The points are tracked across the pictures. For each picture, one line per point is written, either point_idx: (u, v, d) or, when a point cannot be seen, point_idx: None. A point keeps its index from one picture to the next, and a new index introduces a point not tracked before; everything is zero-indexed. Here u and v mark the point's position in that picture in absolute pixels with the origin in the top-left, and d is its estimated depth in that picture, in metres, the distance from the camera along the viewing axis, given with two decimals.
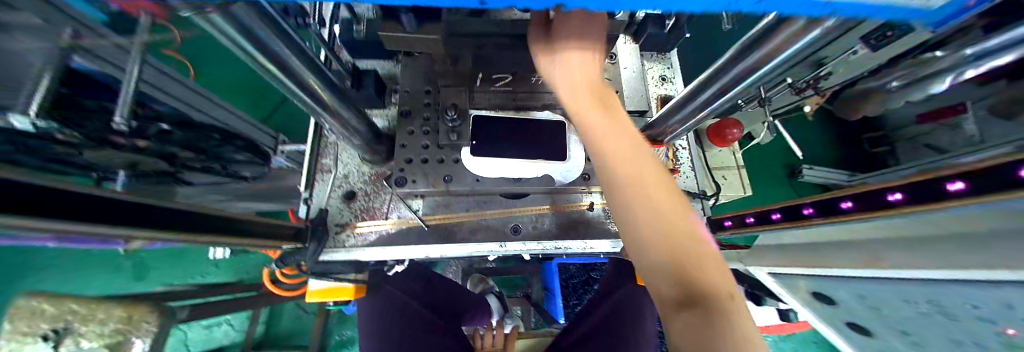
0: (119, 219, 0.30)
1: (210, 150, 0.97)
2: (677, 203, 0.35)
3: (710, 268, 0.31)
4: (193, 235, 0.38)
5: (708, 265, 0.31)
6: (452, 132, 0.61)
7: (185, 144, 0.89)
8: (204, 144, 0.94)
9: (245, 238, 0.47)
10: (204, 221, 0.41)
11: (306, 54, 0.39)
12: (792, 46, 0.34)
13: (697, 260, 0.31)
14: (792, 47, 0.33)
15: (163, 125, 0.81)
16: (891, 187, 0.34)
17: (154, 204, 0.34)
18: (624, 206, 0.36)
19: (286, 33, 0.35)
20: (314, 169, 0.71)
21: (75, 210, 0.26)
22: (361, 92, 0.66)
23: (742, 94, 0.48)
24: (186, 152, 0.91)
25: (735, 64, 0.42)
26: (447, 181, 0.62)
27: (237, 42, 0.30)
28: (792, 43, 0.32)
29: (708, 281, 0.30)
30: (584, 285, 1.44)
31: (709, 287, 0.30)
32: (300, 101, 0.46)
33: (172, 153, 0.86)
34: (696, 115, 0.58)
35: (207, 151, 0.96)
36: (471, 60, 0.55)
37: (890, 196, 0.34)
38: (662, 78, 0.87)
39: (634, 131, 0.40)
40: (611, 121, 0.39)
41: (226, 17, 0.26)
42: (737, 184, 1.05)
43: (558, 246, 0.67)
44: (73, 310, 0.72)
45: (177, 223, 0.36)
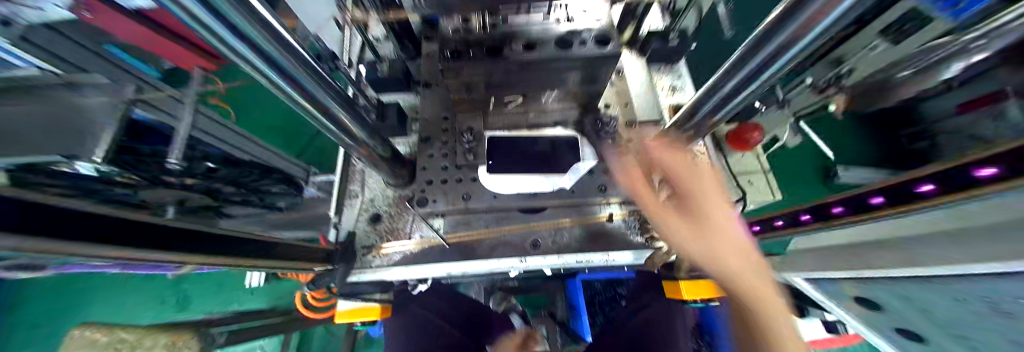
0: (175, 244, 0.35)
1: (250, 184, 1.05)
2: (738, 251, 0.51)
3: (769, 301, 0.47)
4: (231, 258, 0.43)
5: (766, 297, 0.47)
6: (469, 152, 0.65)
7: (230, 180, 0.99)
8: (246, 179, 1.03)
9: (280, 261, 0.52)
10: (246, 246, 0.46)
11: (335, 91, 0.44)
12: (793, 50, 0.35)
13: (763, 295, 0.47)
14: (794, 48, 0.35)
15: (209, 164, 0.94)
16: None
17: (207, 232, 0.39)
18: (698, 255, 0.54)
19: (319, 75, 0.40)
20: (343, 195, 0.76)
21: (143, 239, 0.31)
22: (385, 121, 0.72)
23: (753, 96, 0.49)
24: (230, 187, 0.97)
25: (744, 67, 0.43)
26: (465, 199, 0.64)
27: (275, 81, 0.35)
28: (789, 43, 0.34)
29: (762, 306, 0.46)
30: (612, 302, 1.41)
31: (759, 307, 0.46)
32: (331, 133, 0.52)
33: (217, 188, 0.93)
34: (706, 122, 0.59)
35: (248, 185, 1.04)
36: (484, 86, 0.59)
37: None
38: (672, 87, 0.87)
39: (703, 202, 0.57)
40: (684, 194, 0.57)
41: (262, 58, 0.31)
42: (765, 188, 1.00)
43: (579, 259, 0.67)
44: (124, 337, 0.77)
45: (222, 248, 0.42)
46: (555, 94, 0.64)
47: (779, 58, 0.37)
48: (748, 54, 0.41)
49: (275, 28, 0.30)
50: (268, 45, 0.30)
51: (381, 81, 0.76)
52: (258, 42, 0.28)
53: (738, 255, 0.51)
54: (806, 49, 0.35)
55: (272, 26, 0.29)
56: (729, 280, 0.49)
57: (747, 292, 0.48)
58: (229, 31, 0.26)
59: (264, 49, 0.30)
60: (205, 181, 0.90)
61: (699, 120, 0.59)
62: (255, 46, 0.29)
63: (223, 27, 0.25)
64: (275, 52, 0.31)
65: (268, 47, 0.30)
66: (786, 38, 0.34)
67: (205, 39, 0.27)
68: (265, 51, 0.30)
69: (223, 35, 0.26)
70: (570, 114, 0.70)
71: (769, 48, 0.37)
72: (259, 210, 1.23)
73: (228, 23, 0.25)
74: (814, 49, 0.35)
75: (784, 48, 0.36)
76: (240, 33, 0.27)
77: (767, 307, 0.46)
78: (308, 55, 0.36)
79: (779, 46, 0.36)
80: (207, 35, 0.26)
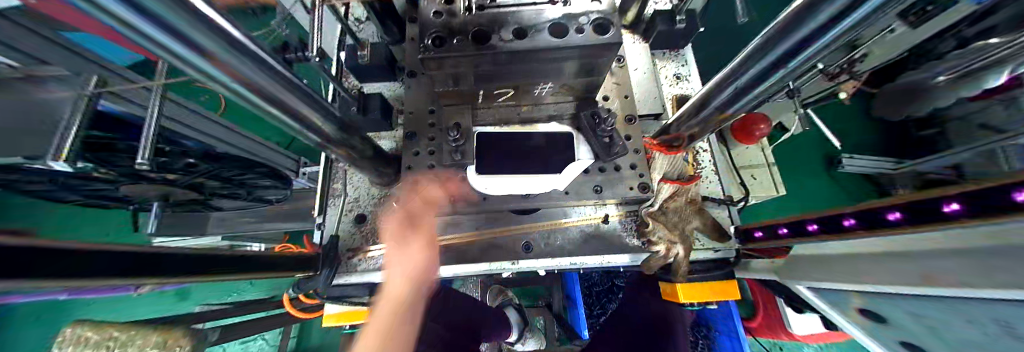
0: (135, 270, 0.30)
1: (234, 178, 0.97)
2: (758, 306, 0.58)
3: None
4: (197, 276, 0.38)
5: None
6: (456, 151, 0.59)
7: (212, 175, 0.90)
8: (228, 173, 0.94)
9: (253, 273, 0.48)
10: (216, 261, 0.42)
11: (306, 93, 0.40)
12: (831, 33, 0.30)
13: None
14: (834, 31, 0.30)
15: (190, 159, 0.85)
16: (947, 196, 0.30)
17: (173, 254, 0.35)
18: None
19: (285, 76, 0.36)
20: (325, 193, 0.72)
21: (98, 269, 0.27)
22: (367, 116, 0.67)
23: (771, 89, 0.44)
24: (212, 181, 0.92)
25: (763, 58, 0.38)
26: (453, 202, 0.61)
27: (231, 85, 0.31)
28: (827, 28, 0.29)
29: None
30: (608, 293, 1.42)
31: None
32: (304, 136, 0.47)
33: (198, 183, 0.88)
34: (716, 118, 0.54)
35: (230, 180, 0.96)
36: (472, 78, 0.54)
37: (947, 207, 0.30)
38: (678, 77, 0.80)
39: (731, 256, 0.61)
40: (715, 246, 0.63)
41: (213, 63, 0.27)
42: (769, 182, 0.95)
43: (572, 262, 0.64)
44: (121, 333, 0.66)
45: (190, 268, 0.37)
46: (550, 88, 0.59)
47: (813, 43, 0.32)
48: (768, 42, 0.36)
49: (228, 29, 0.26)
50: (220, 48, 0.26)
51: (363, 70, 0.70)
52: (205, 45, 0.25)
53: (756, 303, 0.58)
54: (848, 32, 0.30)
55: (224, 28, 0.25)
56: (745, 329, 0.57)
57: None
58: (166, 36, 0.22)
59: (214, 53, 0.26)
60: (186, 177, 0.83)
61: (707, 116, 0.54)
62: (202, 50, 0.25)
63: (158, 32, 0.21)
64: (228, 55, 0.27)
65: (218, 51, 0.26)
66: (823, 21, 0.29)
67: (138, 43, 0.23)
68: (214, 55, 0.26)
69: (162, 41, 0.22)
70: (566, 108, 0.65)
71: (800, 33, 0.32)
72: (251, 203, 1.21)
73: (165, 26, 0.21)
74: (856, 32, 0.30)
75: (820, 32, 0.30)
76: (176, 33, 0.23)
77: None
78: (269, 56, 0.32)
79: (814, 29, 0.30)
80: (139, 39, 0.22)
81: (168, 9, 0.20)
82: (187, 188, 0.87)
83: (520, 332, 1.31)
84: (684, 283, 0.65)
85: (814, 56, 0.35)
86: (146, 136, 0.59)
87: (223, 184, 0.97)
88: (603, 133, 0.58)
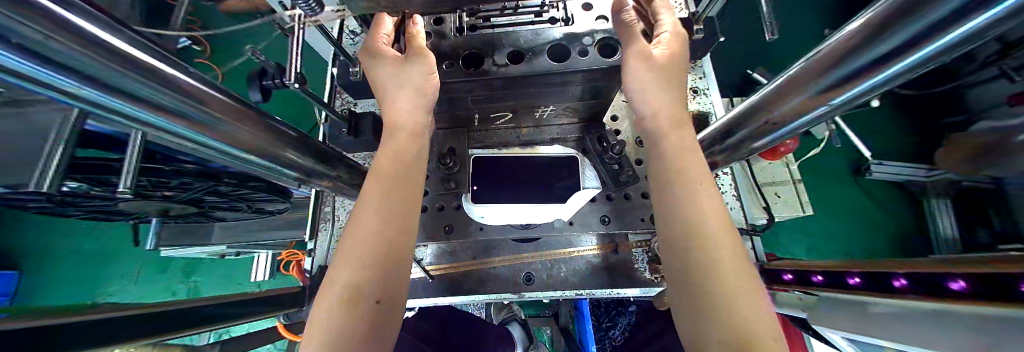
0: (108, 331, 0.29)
1: (233, 193, 0.91)
2: (711, 195, 0.36)
3: (734, 273, 0.31)
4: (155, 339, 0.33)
5: (739, 289, 0.31)
6: (451, 179, 0.56)
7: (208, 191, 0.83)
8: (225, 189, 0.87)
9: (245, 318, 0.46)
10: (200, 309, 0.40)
11: (277, 131, 0.38)
12: (905, 59, 0.25)
13: (728, 278, 0.31)
14: (906, 59, 0.25)
15: (183, 177, 0.79)
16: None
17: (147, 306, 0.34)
18: (685, 238, 0.34)
19: (249, 114, 0.34)
20: (317, 218, 0.69)
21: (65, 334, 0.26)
22: (360, 137, 0.63)
23: (815, 121, 0.38)
24: (211, 195, 0.87)
25: (808, 89, 0.33)
26: (448, 232, 0.56)
27: (165, 125, 0.28)
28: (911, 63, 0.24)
29: (736, 294, 0.30)
30: (618, 306, 1.35)
31: (738, 302, 0.30)
32: (282, 173, 0.45)
33: (200, 198, 0.86)
34: (744, 146, 0.48)
35: (229, 194, 0.89)
36: (467, 101, 0.50)
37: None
38: (694, 91, 0.74)
39: (700, 165, 0.38)
40: (674, 132, 0.40)
41: (132, 101, 0.24)
42: (794, 200, 0.88)
43: (577, 294, 0.60)
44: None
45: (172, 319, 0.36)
46: (553, 110, 0.56)
47: (882, 69, 0.27)
48: (818, 71, 0.31)
49: (153, 67, 0.24)
50: (141, 86, 0.23)
51: (356, 87, 0.66)
52: (118, 84, 0.22)
53: (703, 190, 0.36)
54: (926, 61, 0.25)
55: (143, 63, 0.23)
56: (672, 242, 0.35)
57: (707, 266, 0.32)
58: (59, 76, 0.19)
59: (132, 92, 0.23)
60: (184, 193, 0.81)
61: (733, 144, 0.48)
62: (115, 89, 0.22)
63: (52, 73, 0.19)
64: (154, 93, 0.24)
65: (137, 88, 0.23)
66: (904, 39, 0.24)
67: (32, 86, 0.21)
68: (133, 95, 0.23)
69: (54, 82, 0.20)
70: (570, 130, 0.62)
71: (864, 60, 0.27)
72: (253, 215, 1.16)
73: (54, 63, 0.19)
74: (939, 61, 0.25)
75: (889, 58, 0.26)
76: (80, 76, 0.20)
77: (730, 285, 0.31)
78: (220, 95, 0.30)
79: (888, 52, 0.25)
80: (33, 85, 0.20)
81: (55, 45, 0.18)
82: (187, 202, 0.85)
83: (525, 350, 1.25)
84: None
85: (873, 88, 0.30)
86: (130, 161, 0.56)
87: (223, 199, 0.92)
88: (611, 159, 0.56)
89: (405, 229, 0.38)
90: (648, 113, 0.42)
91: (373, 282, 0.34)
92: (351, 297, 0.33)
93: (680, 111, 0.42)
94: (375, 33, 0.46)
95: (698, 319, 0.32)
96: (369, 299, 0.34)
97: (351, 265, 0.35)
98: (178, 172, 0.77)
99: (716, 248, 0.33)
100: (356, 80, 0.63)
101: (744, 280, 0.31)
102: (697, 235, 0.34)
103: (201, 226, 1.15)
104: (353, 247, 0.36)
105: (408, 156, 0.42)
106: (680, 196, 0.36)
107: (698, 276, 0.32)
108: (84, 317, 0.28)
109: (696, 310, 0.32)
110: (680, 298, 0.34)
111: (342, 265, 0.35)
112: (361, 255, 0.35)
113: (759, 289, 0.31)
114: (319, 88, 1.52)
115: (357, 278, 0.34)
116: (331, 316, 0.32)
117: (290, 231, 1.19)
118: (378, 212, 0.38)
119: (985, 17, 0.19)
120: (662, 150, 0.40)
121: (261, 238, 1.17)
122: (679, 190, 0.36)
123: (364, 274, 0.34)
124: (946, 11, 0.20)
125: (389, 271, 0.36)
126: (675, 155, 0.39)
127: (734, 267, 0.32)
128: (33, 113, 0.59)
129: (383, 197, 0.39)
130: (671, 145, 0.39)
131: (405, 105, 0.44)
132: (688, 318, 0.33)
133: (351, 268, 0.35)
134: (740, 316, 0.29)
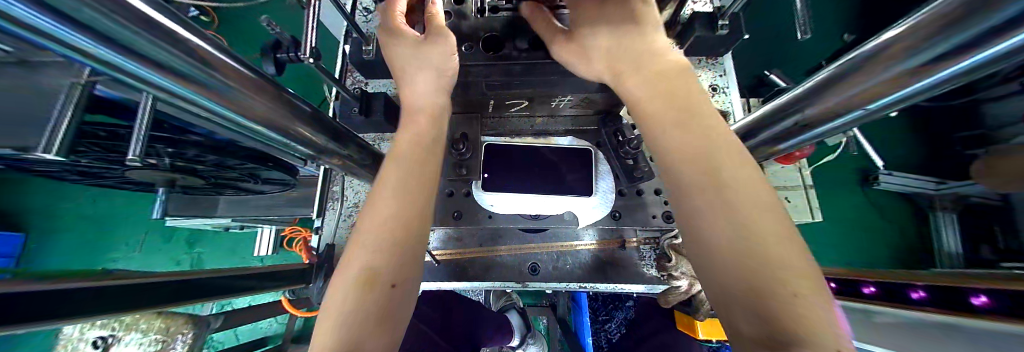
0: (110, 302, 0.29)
1: (225, 165, 0.86)
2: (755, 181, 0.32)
3: (778, 253, 0.28)
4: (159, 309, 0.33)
5: (798, 286, 0.26)
6: (462, 165, 0.56)
7: (197, 159, 0.81)
8: (217, 161, 0.84)
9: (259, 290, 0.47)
10: (213, 284, 0.40)
11: (289, 102, 0.37)
12: (942, 73, 0.24)
13: (771, 259, 0.28)
14: (937, 73, 0.24)
15: (162, 143, 0.74)
16: None
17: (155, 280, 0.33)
18: (718, 220, 0.31)
19: (264, 85, 0.34)
20: (324, 197, 0.69)
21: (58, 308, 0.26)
22: (371, 118, 0.62)
23: (842, 129, 0.37)
24: (198, 164, 0.84)
25: (841, 93, 0.31)
26: (456, 218, 0.56)
27: (183, 93, 0.28)
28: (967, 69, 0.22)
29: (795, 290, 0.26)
30: (616, 301, 1.37)
31: (786, 286, 0.26)
32: (294, 149, 0.44)
33: (185, 166, 0.83)
34: (765, 149, 0.47)
35: (220, 164, 0.85)
36: (483, 86, 0.49)
37: None
38: (713, 89, 0.71)
39: (732, 139, 0.35)
40: (695, 104, 0.37)
41: (150, 66, 0.23)
42: (803, 206, 0.87)
43: (580, 287, 0.60)
44: None
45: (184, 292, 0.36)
46: (569, 100, 0.54)
47: (922, 79, 0.25)
48: (852, 75, 0.30)
49: (171, 31, 0.23)
50: (159, 51, 0.23)
51: (368, 66, 0.64)
52: (132, 45, 0.21)
53: (746, 177, 0.32)
54: (968, 75, 0.23)
55: (160, 26, 0.22)
56: (706, 224, 0.32)
57: (750, 248, 0.29)
58: (73, 33, 0.18)
59: (146, 53, 0.22)
60: (162, 158, 0.77)
61: (753, 146, 0.47)
62: (129, 50, 0.21)
63: (68, 31, 0.18)
64: (169, 57, 0.24)
65: (151, 50, 0.22)
66: (948, 47, 0.22)
67: (50, 46, 0.20)
68: (147, 57, 0.23)
69: (69, 40, 0.19)
70: (586, 122, 0.61)
71: (900, 67, 0.25)
72: (264, 191, 1.17)
73: (67, 19, 0.18)
74: (980, 76, 0.24)
75: (928, 68, 0.24)
76: (99, 35, 0.19)
77: (787, 281, 0.27)
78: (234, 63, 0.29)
79: (932, 60, 0.23)
80: (46, 42, 0.19)
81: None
82: (175, 168, 0.83)
83: (522, 338, 1.28)
84: (704, 320, 0.62)
85: (910, 98, 0.28)
86: (140, 129, 0.56)
87: (215, 170, 0.88)
88: (626, 154, 0.55)
89: (419, 212, 0.38)
90: (648, 83, 0.40)
91: (389, 264, 0.34)
92: (366, 278, 0.33)
93: (691, 83, 0.39)
94: (391, 10, 0.44)
95: (740, 313, 0.29)
96: (385, 280, 0.33)
97: (365, 246, 0.35)
98: (188, 145, 0.77)
99: (758, 227, 0.29)
100: (369, 60, 0.61)
101: (789, 260, 0.28)
102: (734, 215, 0.31)
103: (207, 198, 1.15)
104: (368, 227, 0.36)
105: (429, 144, 0.42)
106: (709, 172, 0.33)
107: (742, 261, 0.29)
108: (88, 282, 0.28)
109: (737, 303, 0.29)
110: (719, 285, 0.31)
111: (357, 245, 0.35)
112: (375, 236, 0.35)
113: (822, 288, 0.27)
114: (329, 66, 1.49)
115: (372, 258, 0.34)
116: (346, 296, 0.32)
117: (295, 208, 1.20)
118: (390, 195, 0.37)
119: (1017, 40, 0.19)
120: (689, 121, 0.36)
121: (265, 215, 1.18)
122: (710, 164, 0.33)
123: (379, 254, 0.34)
124: (993, 23, 0.19)
125: (404, 255, 0.35)
126: (705, 130, 0.35)
127: (778, 247, 0.28)
128: (42, 75, 0.58)
129: (401, 183, 0.38)
130: (694, 119, 0.36)
131: (422, 89, 0.43)
132: (731, 312, 0.30)
133: (365, 249, 0.35)
134: (786, 299, 0.26)
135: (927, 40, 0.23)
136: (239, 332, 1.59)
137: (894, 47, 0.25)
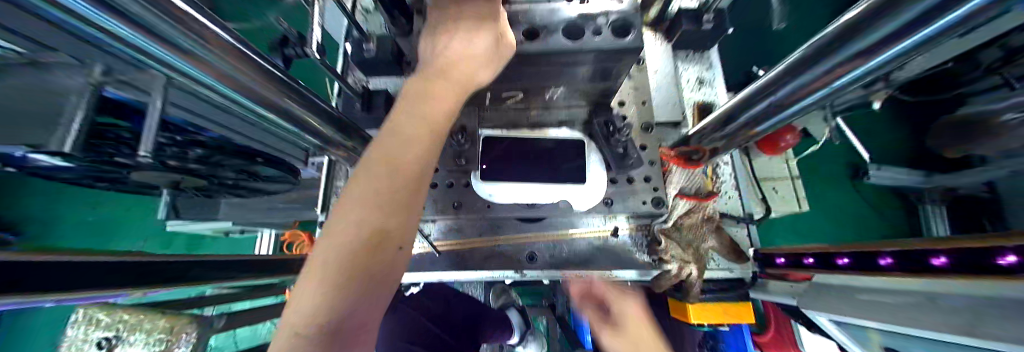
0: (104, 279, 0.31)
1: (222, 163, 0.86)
2: None
3: None
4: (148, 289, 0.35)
5: None
6: (460, 156, 0.61)
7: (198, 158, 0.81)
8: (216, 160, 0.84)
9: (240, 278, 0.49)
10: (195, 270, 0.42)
11: (298, 92, 0.40)
12: (899, 46, 0.26)
13: None
14: (894, 46, 0.26)
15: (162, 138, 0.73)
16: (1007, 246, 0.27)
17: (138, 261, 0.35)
18: None
19: (276, 75, 0.36)
20: (328, 193, 0.72)
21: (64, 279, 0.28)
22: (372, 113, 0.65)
23: (816, 106, 0.39)
24: (194, 164, 0.84)
25: (813, 73, 0.34)
26: (456, 208, 0.58)
27: (202, 79, 0.30)
28: (920, 36, 0.24)
29: None
30: None
31: None
32: (304, 137, 0.47)
33: (184, 166, 0.83)
34: (745, 131, 0.50)
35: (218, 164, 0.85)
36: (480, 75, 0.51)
37: (1004, 258, 0.27)
38: (700, 82, 0.75)
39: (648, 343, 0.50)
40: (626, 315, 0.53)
41: (175, 53, 0.26)
42: (791, 197, 0.90)
43: (577, 274, 0.62)
44: (127, 317, 0.63)
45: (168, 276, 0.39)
46: (562, 91, 0.59)
47: (880, 52, 0.27)
48: (824, 52, 0.32)
49: (192, 20, 0.25)
50: (184, 38, 0.25)
51: (368, 65, 0.67)
52: (160, 32, 0.24)
53: None
54: (921, 47, 0.25)
55: (183, 15, 0.25)
56: None
57: None
58: (117, 24, 0.22)
59: (172, 40, 0.25)
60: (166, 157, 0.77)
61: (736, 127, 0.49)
62: (157, 37, 0.24)
63: (105, 17, 0.21)
64: (191, 44, 0.26)
65: (175, 36, 0.25)
66: (904, 20, 0.24)
67: (93, 36, 0.23)
68: (173, 43, 0.25)
69: (109, 27, 0.22)
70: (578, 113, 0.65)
71: (862, 42, 0.28)
72: (263, 194, 1.17)
73: (109, 9, 0.20)
74: (932, 49, 0.26)
75: (884, 43, 0.26)
76: (134, 22, 0.22)
77: None
78: (250, 52, 0.32)
79: (887, 34, 0.25)
80: (88, 29, 0.22)
81: None
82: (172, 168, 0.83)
83: (522, 335, 1.29)
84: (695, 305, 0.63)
85: (877, 72, 0.30)
86: (150, 127, 0.58)
87: (212, 169, 0.88)
88: (617, 143, 0.56)
89: (418, 186, 0.42)
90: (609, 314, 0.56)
91: (396, 231, 0.38)
92: (371, 240, 0.36)
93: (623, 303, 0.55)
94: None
95: None
96: (392, 243, 0.38)
97: (359, 211, 0.37)
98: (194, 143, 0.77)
99: None
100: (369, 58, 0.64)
101: None
102: None
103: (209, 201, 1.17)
104: (354, 197, 0.38)
105: (432, 124, 0.44)
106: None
107: None
108: (55, 257, 0.29)
109: None
110: None
111: (349, 210, 0.37)
112: (366, 203, 0.37)
113: None
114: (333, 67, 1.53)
115: (374, 223, 0.37)
116: (346, 257, 0.34)
117: (296, 209, 1.21)
118: (381, 164, 0.39)
119: (956, 12, 0.20)
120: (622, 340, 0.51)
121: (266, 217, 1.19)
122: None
123: (377, 221, 0.37)
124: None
125: (410, 222, 0.40)
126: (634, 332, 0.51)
127: None
128: None
129: (400, 159, 0.40)
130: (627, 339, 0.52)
131: (429, 81, 0.47)
132: None
133: (361, 214, 0.36)
134: None
135: (886, 14, 0.25)
136: (237, 337, 1.59)
137: (859, 18, 0.27)
